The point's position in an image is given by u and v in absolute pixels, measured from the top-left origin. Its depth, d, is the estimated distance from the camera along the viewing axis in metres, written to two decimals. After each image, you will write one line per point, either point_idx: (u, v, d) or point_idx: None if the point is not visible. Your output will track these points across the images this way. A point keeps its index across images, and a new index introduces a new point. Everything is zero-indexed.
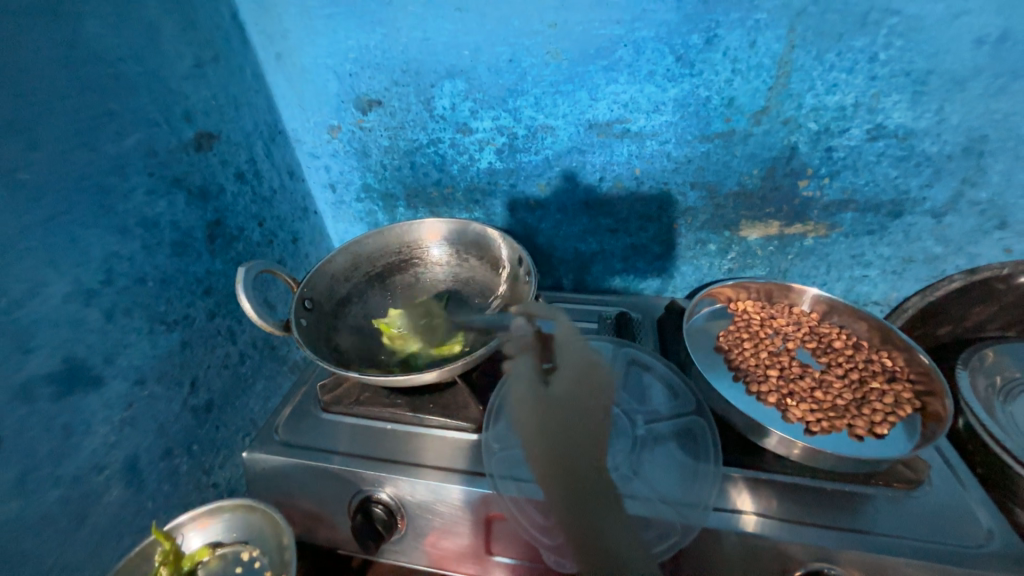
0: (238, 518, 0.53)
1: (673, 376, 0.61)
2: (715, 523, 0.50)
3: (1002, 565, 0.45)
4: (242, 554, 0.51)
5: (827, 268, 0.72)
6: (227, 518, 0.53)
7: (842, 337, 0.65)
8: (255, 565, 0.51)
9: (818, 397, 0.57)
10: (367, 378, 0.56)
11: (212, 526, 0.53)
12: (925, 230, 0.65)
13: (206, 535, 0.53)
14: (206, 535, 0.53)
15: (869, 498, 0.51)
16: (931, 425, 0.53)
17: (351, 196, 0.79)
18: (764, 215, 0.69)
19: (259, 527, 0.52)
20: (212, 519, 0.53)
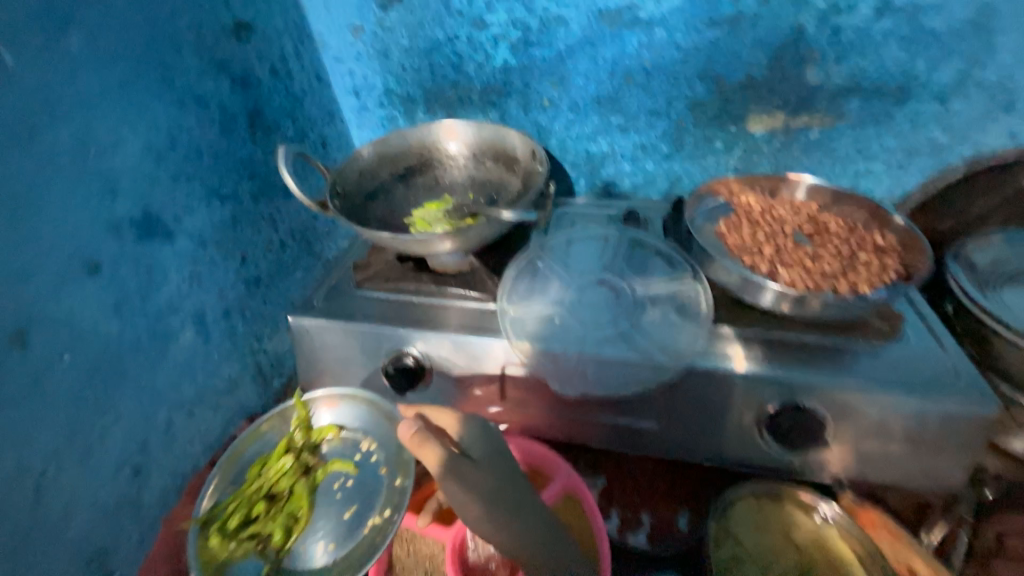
0: (358, 410, 0.62)
1: (674, 254, 0.67)
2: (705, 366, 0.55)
3: (963, 394, 0.50)
4: (363, 444, 0.60)
5: (833, 163, 0.74)
6: (352, 403, 0.62)
7: (839, 221, 0.68)
8: (374, 459, 0.59)
9: (808, 266, 0.61)
10: (395, 239, 0.62)
11: (339, 407, 0.63)
12: (930, 116, 0.67)
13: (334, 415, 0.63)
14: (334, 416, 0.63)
15: (847, 347, 0.56)
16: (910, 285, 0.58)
17: (373, 102, 0.83)
18: (771, 107, 0.71)
19: (385, 424, 0.61)
20: (338, 401, 0.62)
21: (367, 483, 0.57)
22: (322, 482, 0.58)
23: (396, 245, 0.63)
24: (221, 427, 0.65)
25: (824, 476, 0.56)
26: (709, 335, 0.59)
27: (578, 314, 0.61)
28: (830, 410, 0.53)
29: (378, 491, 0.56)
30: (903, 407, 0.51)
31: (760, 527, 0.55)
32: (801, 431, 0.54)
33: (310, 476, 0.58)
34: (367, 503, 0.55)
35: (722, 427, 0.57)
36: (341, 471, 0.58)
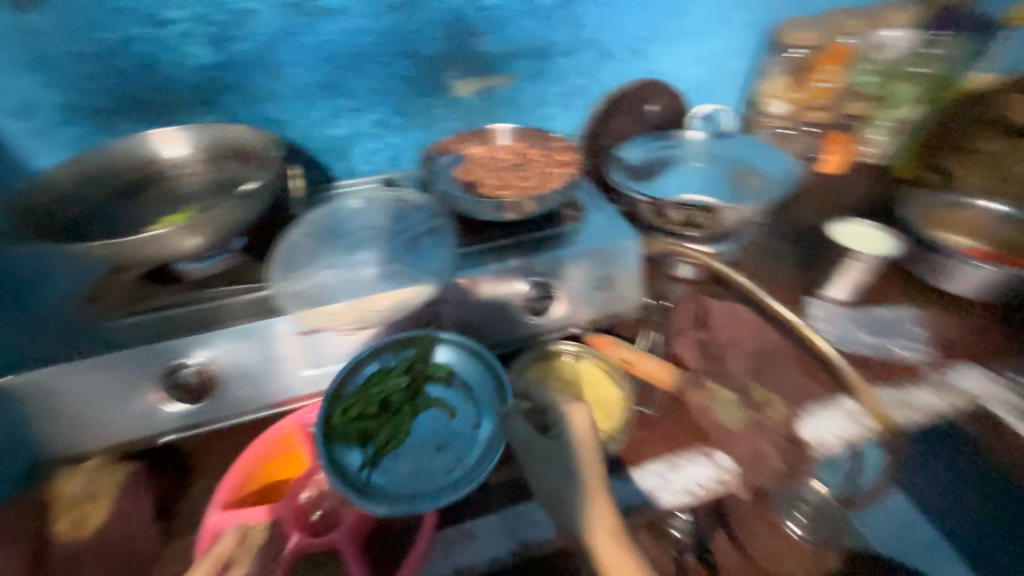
0: (466, 362, 0.65)
1: (427, 203, 0.79)
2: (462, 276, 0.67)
3: (623, 239, 0.74)
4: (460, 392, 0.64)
5: (524, 112, 0.97)
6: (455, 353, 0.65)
7: (538, 150, 0.89)
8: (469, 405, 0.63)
9: (520, 184, 0.81)
10: (111, 244, 0.56)
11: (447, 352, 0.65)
12: (567, 67, 0.94)
13: (448, 357, 0.65)
14: (445, 357, 0.66)
15: (557, 232, 0.75)
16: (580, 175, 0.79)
17: (54, 120, 0.72)
18: (463, 73, 0.89)
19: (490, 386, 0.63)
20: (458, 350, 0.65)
21: (445, 434, 0.60)
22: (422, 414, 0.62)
23: (114, 252, 0.56)
24: None
25: (571, 328, 0.76)
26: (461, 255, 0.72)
27: (348, 271, 0.67)
28: (554, 277, 0.71)
29: (449, 432, 0.60)
30: (593, 258, 0.73)
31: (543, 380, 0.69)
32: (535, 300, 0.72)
33: (412, 403, 0.61)
34: (438, 442, 0.59)
35: (492, 319, 0.71)
36: (441, 411, 0.62)
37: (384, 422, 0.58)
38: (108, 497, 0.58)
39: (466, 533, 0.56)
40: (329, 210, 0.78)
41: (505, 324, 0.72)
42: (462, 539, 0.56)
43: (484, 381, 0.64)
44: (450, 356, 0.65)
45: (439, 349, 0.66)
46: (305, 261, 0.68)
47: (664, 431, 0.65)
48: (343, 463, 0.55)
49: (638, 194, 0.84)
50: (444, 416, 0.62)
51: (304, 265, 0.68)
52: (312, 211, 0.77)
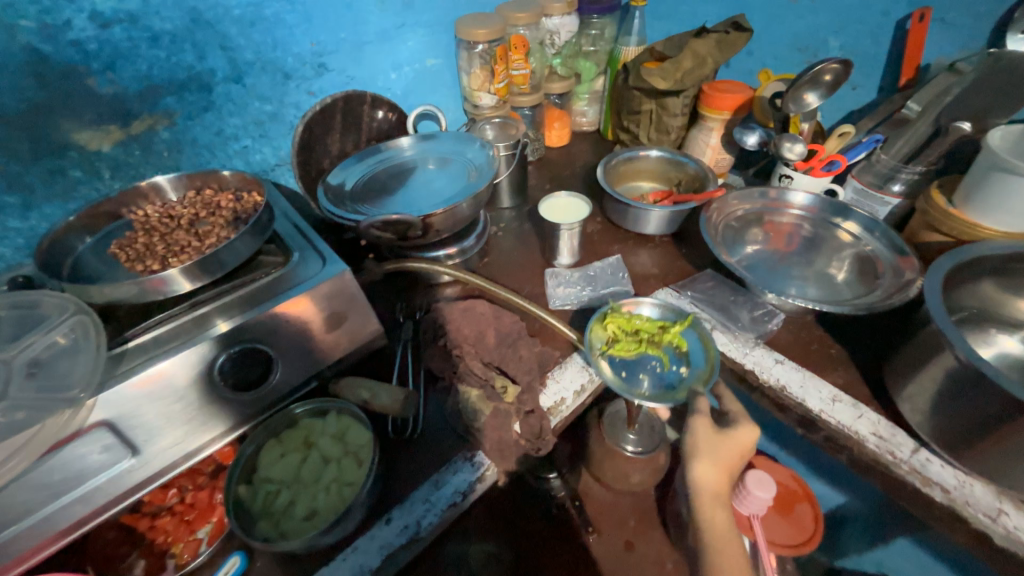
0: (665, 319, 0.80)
1: (57, 296, 0.60)
2: (108, 393, 0.54)
3: (326, 279, 0.67)
4: (667, 354, 0.76)
5: (208, 151, 0.84)
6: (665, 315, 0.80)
7: (225, 194, 0.77)
8: (679, 362, 0.75)
9: (199, 245, 0.69)
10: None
11: (650, 308, 0.81)
12: (242, 94, 0.83)
13: (654, 310, 0.81)
14: (652, 311, 0.81)
15: (250, 291, 0.66)
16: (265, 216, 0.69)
17: None
18: (90, 122, 0.71)
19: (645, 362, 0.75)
20: (661, 309, 0.81)
21: (697, 359, 0.75)
22: (666, 347, 0.77)
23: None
24: None
25: (309, 381, 0.71)
26: (117, 356, 0.58)
27: None
28: (253, 346, 0.63)
29: (688, 383, 0.72)
30: (296, 310, 0.65)
31: (285, 453, 0.64)
32: (235, 376, 0.62)
33: (656, 336, 0.77)
34: (675, 389, 0.72)
35: (194, 413, 0.60)
36: (668, 351, 0.77)
37: (634, 344, 0.76)
38: None
39: None
40: None
41: (212, 416, 0.62)
42: None
43: (688, 342, 0.77)
44: (658, 315, 0.80)
45: (646, 308, 0.81)
46: None
47: (425, 451, 0.67)
48: (598, 345, 0.77)
49: (343, 218, 0.78)
50: (659, 367, 0.75)
51: None
52: None
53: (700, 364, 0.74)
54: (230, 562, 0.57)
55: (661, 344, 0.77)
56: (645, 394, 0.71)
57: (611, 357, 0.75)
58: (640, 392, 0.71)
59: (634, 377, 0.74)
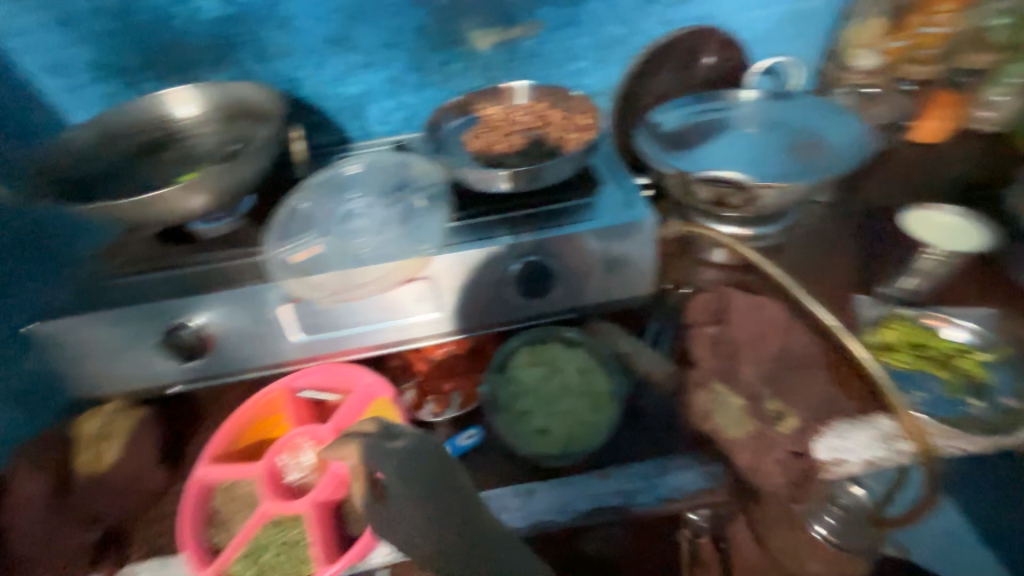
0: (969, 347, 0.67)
1: (428, 166, 0.74)
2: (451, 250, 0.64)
3: (635, 216, 0.67)
4: (961, 381, 0.64)
5: (551, 68, 0.87)
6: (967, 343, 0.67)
7: (557, 113, 0.81)
8: (976, 397, 0.62)
9: (531, 153, 0.75)
10: (111, 203, 0.60)
11: (950, 329, 0.68)
12: (601, 13, 0.83)
13: (954, 334, 0.68)
14: (951, 334, 0.68)
15: (563, 207, 0.69)
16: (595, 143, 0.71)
17: (84, 79, 0.76)
18: (482, 23, 0.83)
19: (927, 378, 0.64)
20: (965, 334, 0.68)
21: (1003, 402, 0.62)
22: (960, 376, 0.64)
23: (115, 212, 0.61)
24: None
25: (570, 311, 0.71)
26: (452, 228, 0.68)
27: (342, 239, 0.67)
28: (553, 257, 0.66)
29: (989, 421, 0.59)
30: (600, 236, 0.66)
31: (530, 364, 0.68)
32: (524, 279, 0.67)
33: (952, 362, 0.65)
34: (969, 420, 0.59)
35: (489, 296, 0.68)
36: (965, 381, 0.64)
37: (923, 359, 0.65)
38: (121, 437, 0.64)
39: None
40: (332, 172, 0.76)
41: (499, 306, 0.69)
42: None
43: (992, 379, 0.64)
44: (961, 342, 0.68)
45: (944, 329, 0.68)
46: (302, 225, 0.68)
47: (658, 432, 0.62)
48: (874, 343, 0.67)
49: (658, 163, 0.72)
50: (944, 392, 0.63)
51: (304, 229, 0.68)
52: (318, 175, 0.76)
53: (1006, 410, 0.61)
54: (469, 431, 0.64)
55: (955, 371, 0.65)
56: (923, 411, 0.60)
57: (888, 360, 0.65)
58: (916, 407, 0.60)
59: (913, 392, 0.63)
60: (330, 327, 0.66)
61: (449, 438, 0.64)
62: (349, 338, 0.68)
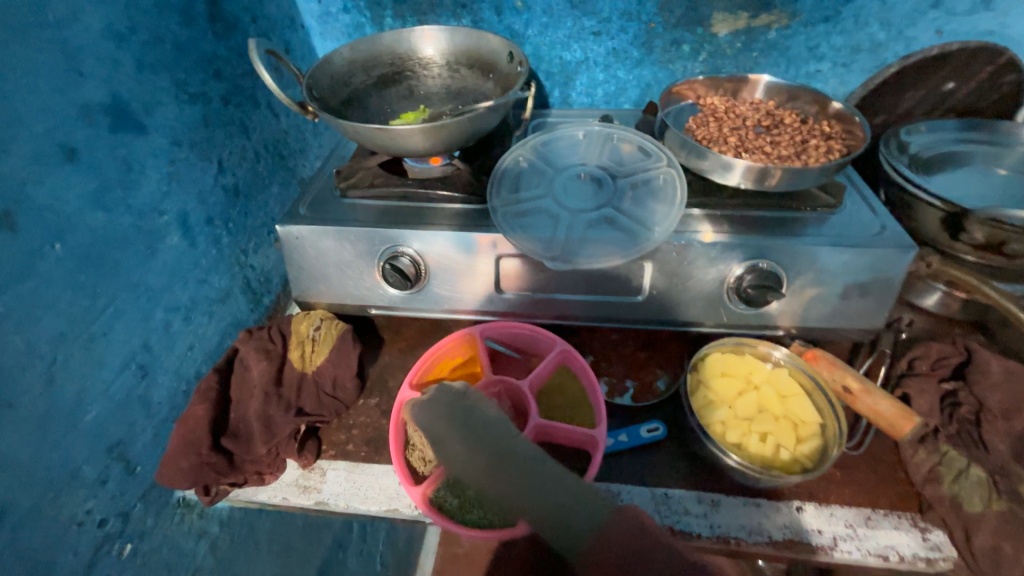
0: None
1: (651, 145, 0.71)
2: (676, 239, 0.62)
3: (890, 244, 0.59)
4: None
5: (787, 65, 0.80)
6: None
7: (792, 115, 0.74)
8: None
9: (768, 151, 0.68)
10: (363, 127, 0.61)
11: None
12: (872, 13, 0.73)
13: None
14: None
15: (800, 218, 0.64)
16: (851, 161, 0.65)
17: (337, 7, 0.79)
18: (733, 6, 0.75)
19: None
20: None
21: None
22: None
23: (365, 137, 0.62)
24: (217, 339, 0.66)
25: (776, 327, 0.66)
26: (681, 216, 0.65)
27: (566, 204, 0.65)
28: (782, 269, 0.61)
29: None
30: (844, 257, 0.60)
31: (726, 373, 0.64)
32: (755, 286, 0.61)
33: None
34: None
35: (697, 294, 0.64)
36: None
37: None
38: (326, 345, 0.68)
39: (613, 491, 0.58)
40: (548, 135, 0.75)
41: (704, 307, 0.65)
42: (611, 497, 0.57)
43: None
44: None
45: None
46: (522, 182, 0.68)
47: (861, 480, 0.58)
48: None
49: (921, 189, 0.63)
50: None
51: (526, 185, 0.68)
52: (532, 136, 0.75)
53: None
54: (653, 424, 0.62)
55: None
56: None
57: None
58: None
59: None
60: (530, 291, 0.67)
61: (629, 426, 0.63)
62: (545, 302, 0.68)
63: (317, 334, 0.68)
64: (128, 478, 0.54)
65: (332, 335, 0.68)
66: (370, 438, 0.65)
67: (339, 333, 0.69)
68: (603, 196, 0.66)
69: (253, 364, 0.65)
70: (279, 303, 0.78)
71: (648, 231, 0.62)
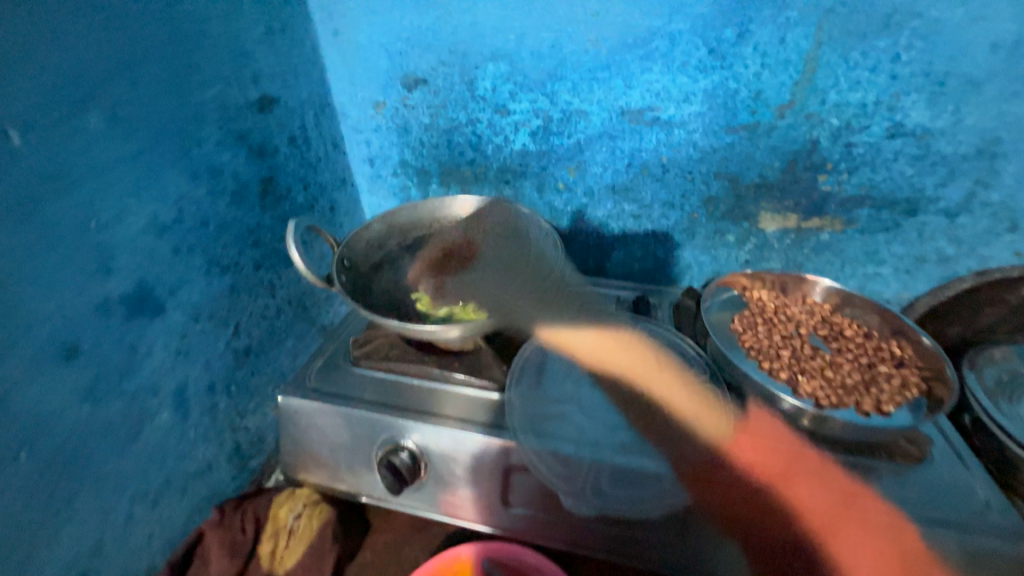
0: None
1: (688, 350, 0.64)
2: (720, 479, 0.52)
3: (1000, 535, 0.47)
4: None
5: (841, 264, 0.74)
6: None
7: (853, 326, 0.67)
8: None
9: (829, 376, 0.59)
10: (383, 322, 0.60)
11: None
12: (938, 230, 0.68)
13: None
14: None
15: (871, 471, 0.53)
16: (933, 408, 0.55)
17: (387, 171, 0.83)
18: (783, 208, 0.72)
19: None
20: None
21: None
22: None
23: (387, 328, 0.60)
24: (186, 518, 0.59)
25: None
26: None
27: (592, 416, 0.58)
28: None
29: None
30: (937, 542, 0.48)
31: None
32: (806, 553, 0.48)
33: None
34: None
35: None
36: None
37: None
38: (301, 542, 0.59)
39: None
40: (576, 321, 0.70)
41: None
42: None
43: None
44: None
45: None
46: (544, 377, 0.62)
47: None
48: None
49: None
50: None
51: (550, 383, 0.61)
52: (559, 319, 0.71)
53: None
54: None
55: None
56: None
57: None
58: None
59: None
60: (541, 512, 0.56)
61: None
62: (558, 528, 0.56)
63: (295, 524, 0.60)
64: None
65: (310, 527, 0.60)
66: None
67: (318, 525, 0.60)
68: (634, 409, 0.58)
69: (215, 557, 0.57)
70: (268, 464, 0.71)
71: (689, 469, 0.53)
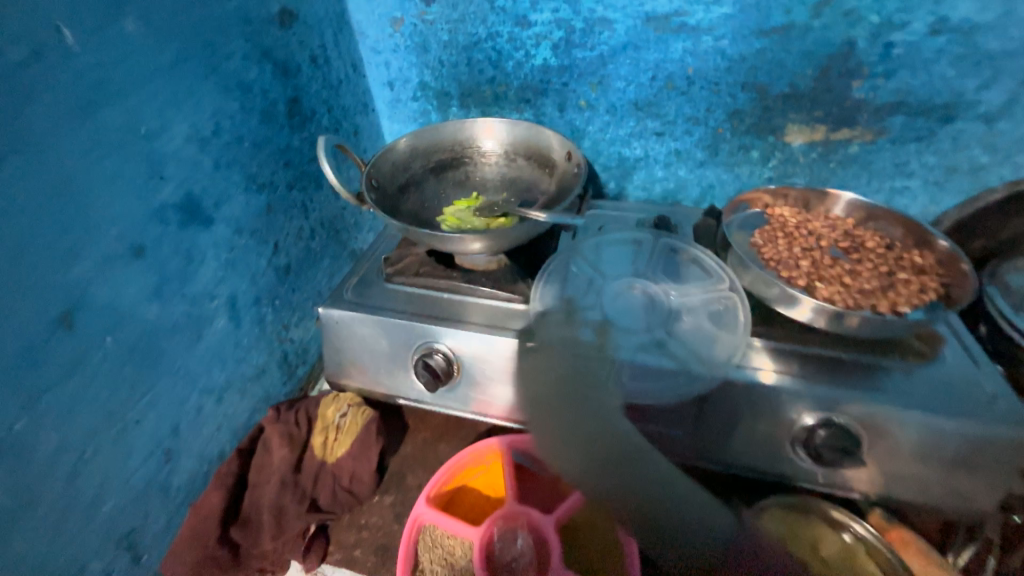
0: None
1: (709, 263, 0.67)
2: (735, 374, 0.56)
3: (1003, 419, 0.50)
4: None
5: (869, 178, 0.73)
6: None
7: (876, 239, 0.67)
8: None
9: (847, 282, 0.61)
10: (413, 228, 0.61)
11: None
12: (974, 137, 0.66)
13: None
14: None
15: (882, 368, 0.56)
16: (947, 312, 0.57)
17: (407, 95, 0.83)
18: (812, 119, 0.70)
19: None
20: None
21: None
22: None
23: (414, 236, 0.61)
24: (247, 415, 0.66)
25: (851, 491, 0.56)
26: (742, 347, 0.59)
27: (614, 319, 0.61)
28: (862, 432, 0.53)
29: None
30: (940, 427, 0.51)
31: (788, 537, 0.55)
32: (836, 451, 0.52)
33: None
34: None
35: (755, 439, 0.56)
36: None
37: None
38: (349, 436, 0.65)
39: None
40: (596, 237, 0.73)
41: (766, 455, 0.57)
42: None
43: None
44: None
45: None
46: (566, 287, 0.65)
47: None
48: None
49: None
50: None
51: (576, 290, 0.65)
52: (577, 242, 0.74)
53: None
54: None
55: None
56: None
57: None
58: None
59: None
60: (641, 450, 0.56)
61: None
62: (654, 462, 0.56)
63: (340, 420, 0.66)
64: (134, 567, 0.53)
65: (355, 425, 0.66)
66: (379, 546, 0.60)
67: (363, 421, 0.66)
68: (654, 313, 0.62)
69: (274, 446, 0.64)
70: (312, 374, 0.78)
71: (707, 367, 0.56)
